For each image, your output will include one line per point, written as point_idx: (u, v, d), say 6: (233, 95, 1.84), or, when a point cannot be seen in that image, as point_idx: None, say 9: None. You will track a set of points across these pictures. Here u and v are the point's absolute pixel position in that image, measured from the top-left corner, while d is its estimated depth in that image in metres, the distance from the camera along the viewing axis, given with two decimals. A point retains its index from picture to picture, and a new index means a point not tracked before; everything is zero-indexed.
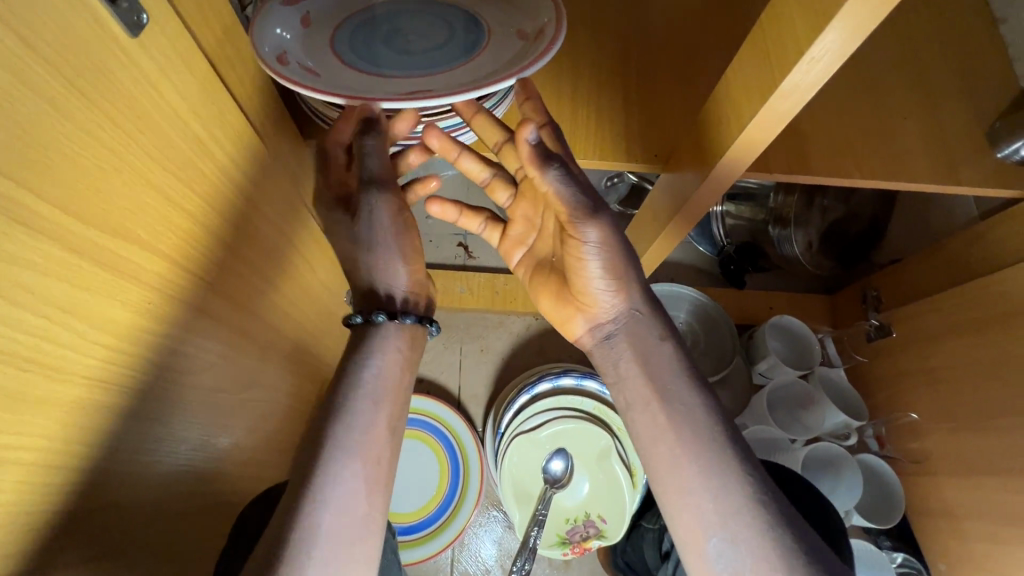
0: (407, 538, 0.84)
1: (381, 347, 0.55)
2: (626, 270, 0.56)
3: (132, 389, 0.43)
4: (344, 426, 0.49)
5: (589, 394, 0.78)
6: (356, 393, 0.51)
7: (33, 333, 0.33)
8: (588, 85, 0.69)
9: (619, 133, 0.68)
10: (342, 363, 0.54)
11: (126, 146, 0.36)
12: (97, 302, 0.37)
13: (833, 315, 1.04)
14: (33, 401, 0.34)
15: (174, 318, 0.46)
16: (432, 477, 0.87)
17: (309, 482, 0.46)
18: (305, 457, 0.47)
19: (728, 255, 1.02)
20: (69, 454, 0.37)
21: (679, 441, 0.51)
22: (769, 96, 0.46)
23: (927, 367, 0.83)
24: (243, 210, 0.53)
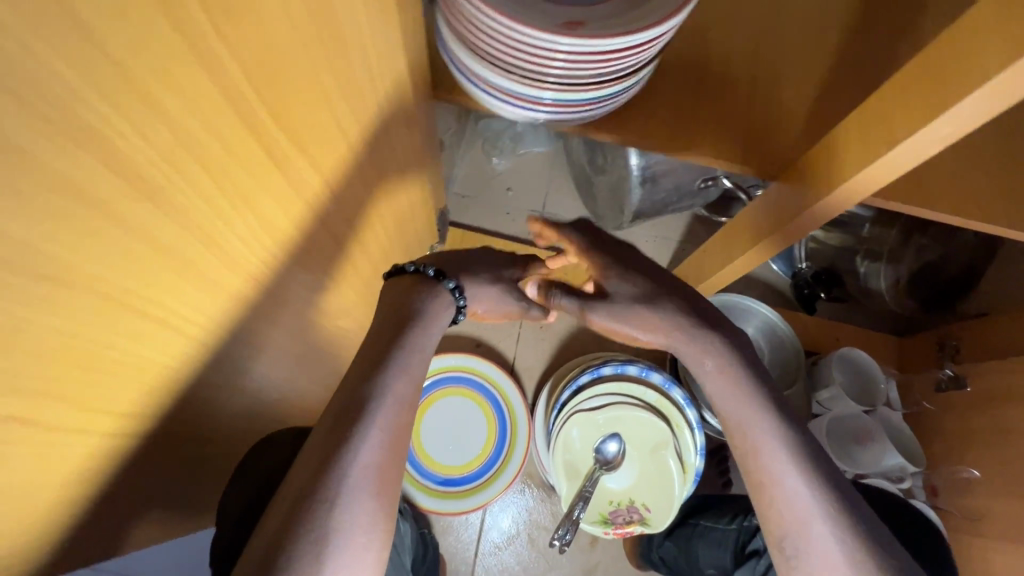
0: (449, 489, 0.87)
1: (439, 309, 0.59)
2: (648, 313, 0.61)
3: (264, 288, 0.45)
4: (392, 376, 0.52)
5: (652, 386, 0.79)
6: (405, 350, 0.54)
7: (221, 216, 0.35)
8: (714, 75, 0.67)
9: (738, 133, 0.67)
10: (391, 321, 0.56)
11: (320, 63, 0.38)
12: (265, 200, 0.39)
13: (899, 357, 1.03)
14: (204, 278, 0.36)
15: (308, 231, 0.48)
16: (477, 438, 0.89)
17: (352, 437, 0.48)
18: (350, 415, 0.49)
19: (805, 279, 1.01)
20: (209, 335, 0.41)
21: (751, 443, 0.55)
22: (928, 120, 0.41)
23: (1000, 429, 0.80)
24: (377, 142, 0.55)
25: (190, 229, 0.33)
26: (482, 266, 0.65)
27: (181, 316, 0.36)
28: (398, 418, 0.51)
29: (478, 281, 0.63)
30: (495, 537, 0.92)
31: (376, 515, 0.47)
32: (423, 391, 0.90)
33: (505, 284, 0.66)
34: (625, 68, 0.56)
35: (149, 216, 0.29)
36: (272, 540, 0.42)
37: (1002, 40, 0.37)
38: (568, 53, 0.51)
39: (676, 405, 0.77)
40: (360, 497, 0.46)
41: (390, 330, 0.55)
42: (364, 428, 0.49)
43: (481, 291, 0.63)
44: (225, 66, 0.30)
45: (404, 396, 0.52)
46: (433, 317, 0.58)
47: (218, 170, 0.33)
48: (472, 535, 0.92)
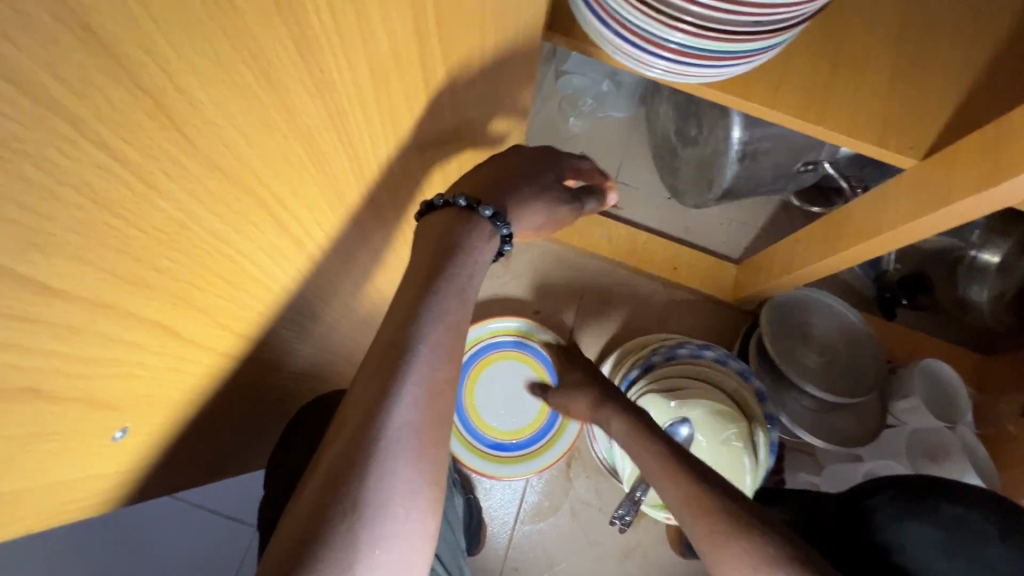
0: (500, 455, 0.86)
1: (479, 246, 0.41)
2: (611, 422, 0.68)
3: (375, 217, 0.41)
4: (430, 320, 0.38)
5: (730, 375, 0.75)
6: (447, 280, 0.39)
7: (366, 122, 0.30)
8: (856, 49, 0.61)
9: (877, 114, 0.60)
10: (429, 244, 0.41)
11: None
12: (403, 114, 0.34)
13: (979, 377, 0.96)
14: (334, 194, 0.32)
15: (426, 162, 0.43)
16: (532, 406, 0.87)
17: (384, 387, 0.36)
18: (383, 358, 0.37)
19: (888, 282, 0.96)
20: (320, 258, 0.36)
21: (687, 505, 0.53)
22: None
23: None
24: (503, 77, 0.50)
25: (335, 123, 0.28)
26: (525, 181, 0.45)
27: (302, 229, 0.31)
28: (439, 375, 0.37)
29: (522, 200, 0.44)
30: (531, 502, 0.90)
31: (418, 484, 0.35)
32: (479, 352, 0.87)
33: (552, 190, 0.47)
34: (792, 17, 0.48)
35: (305, 93, 0.24)
36: (284, 546, 0.31)
37: None
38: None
39: (755, 397, 0.74)
40: (397, 463, 0.34)
41: (425, 256, 0.40)
42: (394, 392, 0.36)
43: (530, 210, 0.45)
44: None
45: (444, 345, 0.38)
46: (478, 244, 0.41)
47: (376, 66, 0.28)
48: (511, 499, 0.90)
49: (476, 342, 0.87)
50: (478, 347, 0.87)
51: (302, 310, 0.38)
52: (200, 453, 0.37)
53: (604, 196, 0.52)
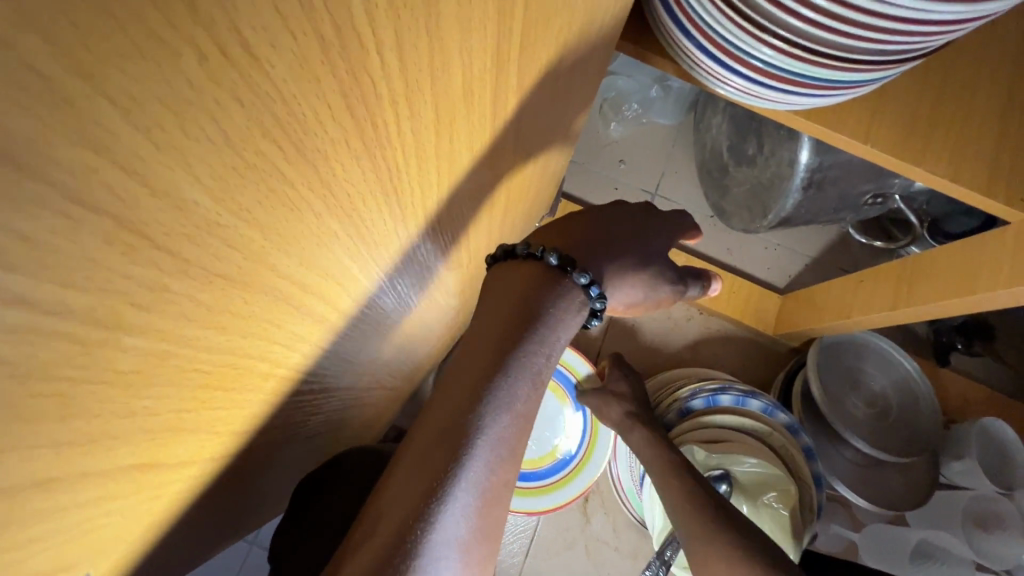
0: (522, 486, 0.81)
1: (562, 321, 0.35)
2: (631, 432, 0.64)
3: (414, 263, 0.34)
4: (493, 409, 0.31)
5: (776, 427, 0.70)
6: (523, 361, 0.33)
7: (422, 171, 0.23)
8: (968, 81, 0.53)
9: (986, 157, 0.52)
10: (506, 306, 0.34)
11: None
12: (465, 150, 0.27)
13: None
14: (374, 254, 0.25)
15: (477, 197, 0.36)
16: (555, 433, 0.82)
17: (436, 490, 0.29)
18: (435, 450, 0.30)
19: (947, 326, 0.88)
20: (347, 323, 0.28)
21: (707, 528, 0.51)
22: None
23: None
24: (570, 92, 0.42)
25: (377, 168, 0.20)
26: (630, 248, 0.41)
27: (330, 301, 0.24)
28: (497, 478, 0.31)
29: (622, 272, 0.40)
30: (543, 538, 0.84)
31: None
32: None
33: (656, 266, 0.42)
34: (925, 46, 0.40)
35: (339, 139, 0.17)
36: None
37: None
38: (874, 9, 0.36)
39: (801, 454, 0.69)
40: None
41: (500, 322, 0.34)
42: (442, 498, 0.29)
43: (627, 285, 0.41)
44: None
45: (507, 442, 0.31)
46: (563, 320, 0.35)
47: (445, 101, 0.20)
48: (521, 533, 0.84)
49: None
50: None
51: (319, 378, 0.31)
52: (189, 548, 0.30)
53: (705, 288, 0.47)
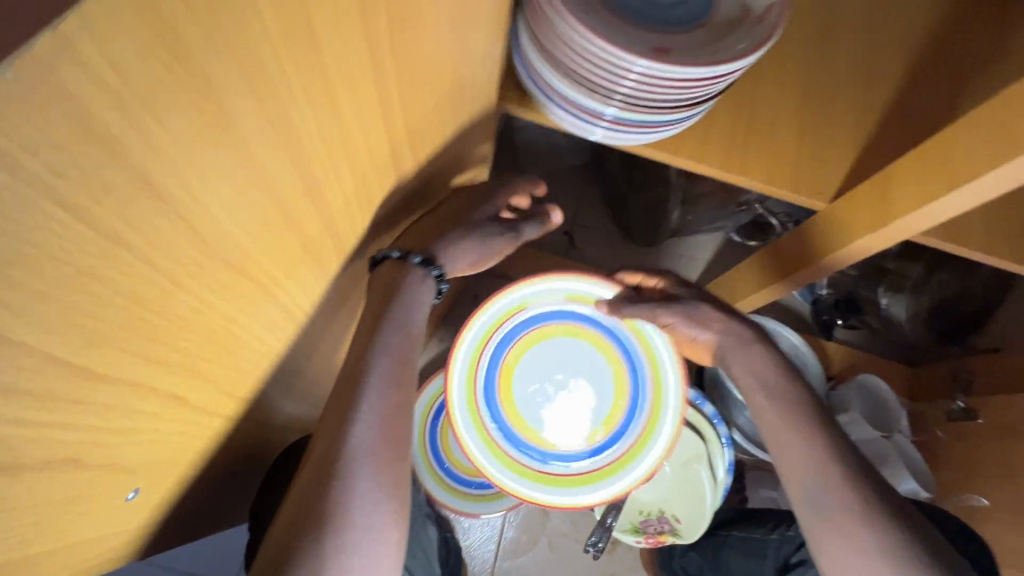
0: (588, 470, 0.65)
1: (422, 295, 0.51)
2: (753, 353, 0.63)
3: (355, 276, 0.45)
4: (375, 360, 0.48)
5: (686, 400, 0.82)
6: (388, 327, 0.49)
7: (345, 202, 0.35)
8: (769, 109, 0.71)
9: (790, 165, 0.69)
10: (373, 296, 0.51)
11: (450, 55, 0.38)
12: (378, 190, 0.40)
13: (911, 388, 1.05)
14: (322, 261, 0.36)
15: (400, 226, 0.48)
16: (592, 389, 0.66)
17: (343, 418, 0.46)
18: (343, 396, 0.47)
19: (823, 305, 1.06)
20: (308, 319, 0.41)
21: (834, 471, 0.54)
22: None
23: (1007, 458, 0.84)
24: (465, 143, 0.55)
25: (316, 208, 0.34)
26: (455, 224, 0.54)
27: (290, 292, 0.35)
28: (388, 402, 0.48)
29: (443, 248, 0.53)
30: (510, 537, 0.93)
31: (376, 490, 0.45)
32: (496, 353, 0.65)
33: (480, 228, 0.54)
34: (710, 93, 0.57)
35: (290, 192, 0.31)
36: (280, 538, 0.43)
37: None
38: (660, 74, 0.52)
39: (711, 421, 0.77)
40: (358, 475, 0.45)
41: (372, 307, 0.50)
42: (350, 420, 0.46)
43: (451, 257, 0.53)
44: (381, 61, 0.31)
45: (388, 378, 0.48)
46: (420, 292, 0.51)
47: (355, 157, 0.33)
48: (491, 536, 0.93)
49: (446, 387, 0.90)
50: (489, 353, 0.65)
51: (292, 364, 0.43)
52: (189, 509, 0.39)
53: (547, 222, 0.60)
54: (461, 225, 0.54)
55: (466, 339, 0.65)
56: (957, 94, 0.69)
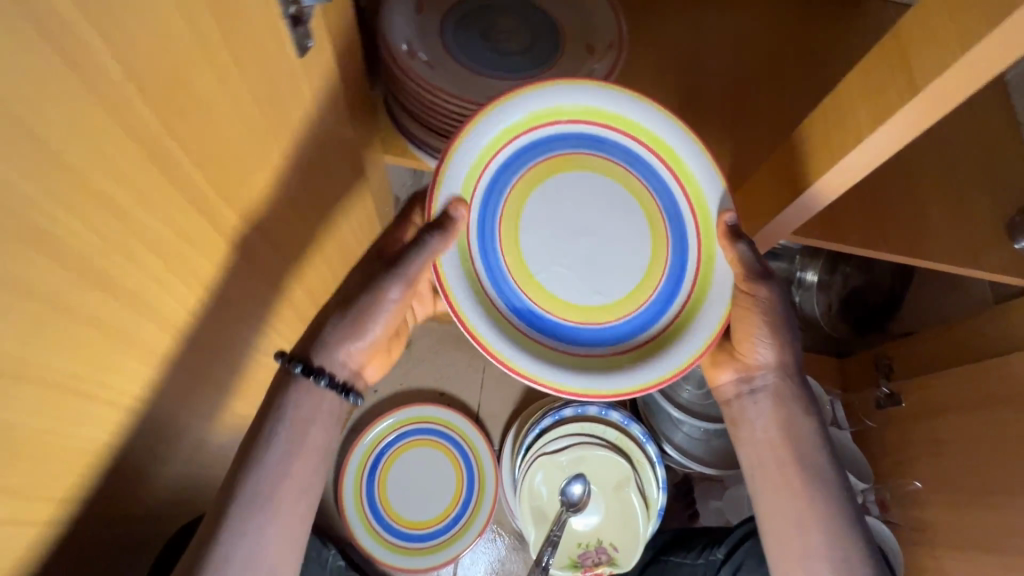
0: (569, 352, 0.49)
1: (320, 404, 0.55)
2: (780, 350, 0.57)
3: None
4: (260, 461, 0.52)
5: (612, 424, 0.83)
6: (274, 429, 0.53)
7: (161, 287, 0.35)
8: None
9: None
10: (268, 396, 0.55)
11: (253, 127, 0.38)
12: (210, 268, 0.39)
13: (843, 378, 1.08)
14: None
15: None
16: (606, 268, 0.52)
17: (226, 514, 0.50)
18: (229, 492, 0.51)
19: None
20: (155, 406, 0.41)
21: (807, 483, 0.55)
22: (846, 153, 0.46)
23: (932, 439, 0.86)
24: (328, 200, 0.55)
25: (131, 305, 0.34)
26: (347, 305, 0.55)
27: None
28: (290, 471, 0.53)
29: (331, 343, 0.55)
30: None
31: None
32: (489, 199, 0.50)
33: (369, 304, 0.54)
34: None
35: (92, 301, 0.31)
36: None
37: (880, 106, 0.42)
38: None
39: (635, 442, 0.82)
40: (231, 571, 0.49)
41: (265, 406, 0.54)
42: (231, 516, 0.50)
43: (341, 350, 0.55)
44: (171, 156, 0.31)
45: (273, 477, 0.52)
46: (307, 394, 0.55)
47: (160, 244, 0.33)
48: None
49: (379, 440, 0.89)
50: (484, 187, 0.50)
51: (129, 447, 0.43)
52: None
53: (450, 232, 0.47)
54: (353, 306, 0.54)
55: (460, 157, 0.48)
56: (809, 89, 0.72)
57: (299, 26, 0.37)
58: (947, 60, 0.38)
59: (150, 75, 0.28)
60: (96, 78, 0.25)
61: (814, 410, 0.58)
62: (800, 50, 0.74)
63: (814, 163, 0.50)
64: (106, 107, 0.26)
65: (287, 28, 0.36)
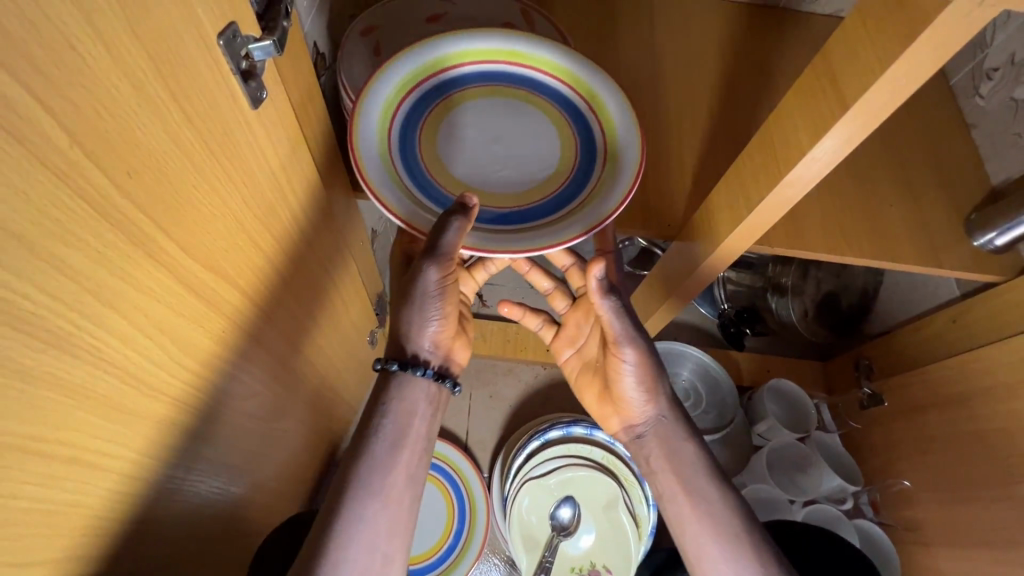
0: (497, 230, 0.52)
1: (420, 398, 0.56)
2: (658, 398, 0.62)
3: (196, 410, 0.44)
4: (367, 468, 0.51)
5: (598, 443, 0.85)
6: (380, 437, 0.53)
7: (136, 349, 0.35)
8: None
9: (637, 197, 0.68)
10: (368, 406, 0.54)
11: (219, 182, 0.39)
12: (184, 324, 0.39)
13: (826, 381, 1.09)
14: (126, 411, 0.36)
15: (233, 345, 0.47)
16: (524, 165, 0.56)
17: (334, 525, 0.48)
18: (332, 504, 0.50)
19: (727, 318, 1.08)
20: (155, 475, 0.41)
21: (699, 513, 0.57)
22: (796, 164, 0.48)
23: (917, 436, 0.87)
24: (299, 243, 0.56)
25: (115, 374, 0.34)
26: (406, 306, 0.55)
27: (99, 454, 0.34)
28: (398, 459, 0.53)
29: (412, 335, 0.56)
30: None
31: None
32: (409, 116, 0.55)
33: (423, 299, 0.55)
34: None
35: (74, 371, 0.31)
36: None
37: (823, 120, 0.44)
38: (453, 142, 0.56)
39: (623, 460, 0.83)
40: None
41: (366, 415, 0.54)
42: (342, 524, 0.48)
43: (424, 340, 0.57)
44: (133, 219, 0.32)
45: (380, 486, 0.51)
46: (410, 401, 0.55)
47: (129, 306, 0.34)
48: None
49: None
50: (403, 115, 0.54)
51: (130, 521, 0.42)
52: None
53: (470, 212, 0.48)
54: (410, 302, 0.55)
55: (377, 91, 0.53)
56: (761, 105, 0.74)
57: (250, 80, 0.39)
58: (870, 75, 0.40)
59: (100, 141, 0.28)
60: (42, 150, 0.26)
61: (701, 449, 0.61)
62: (747, 70, 0.77)
63: (765, 177, 0.52)
64: (57, 177, 0.27)
65: (237, 81, 0.38)
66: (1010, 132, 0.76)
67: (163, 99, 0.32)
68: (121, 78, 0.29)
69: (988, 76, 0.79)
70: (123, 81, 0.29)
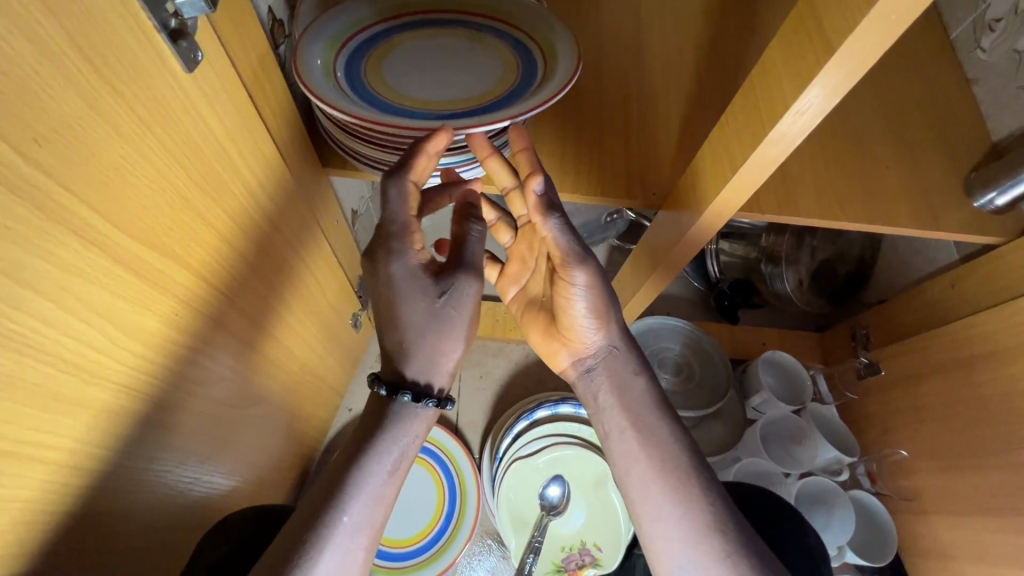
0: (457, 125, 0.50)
1: (416, 424, 0.52)
2: (607, 327, 0.59)
3: (147, 397, 0.42)
4: (358, 497, 0.48)
5: (586, 421, 0.84)
6: (377, 465, 0.50)
7: (68, 334, 0.33)
8: (584, 115, 0.67)
9: (619, 166, 0.65)
10: (367, 427, 0.51)
11: (152, 152, 0.36)
12: (128, 307, 0.37)
13: (822, 351, 1.07)
14: (63, 399, 0.34)
15: (191, 330, 0.45)
16: (465, 84, 0.54)
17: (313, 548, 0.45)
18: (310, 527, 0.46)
19: (721, 291, 1.06)
20: (107, 465, 0.39)
21: (651, 464, 0.54)
22: (781, 116, 0.44)
23: (915, 405, 0.85)
24: (259, 220, 0.53)
25: (43, 360, 0.32)
26: (441, 329, 0.53)
27: (33, 443, 0.32)
28: (389, 491, 0.50)
29: (440, 360, 0.54)
30: None
31: None
32: (350, 59, 0.53)
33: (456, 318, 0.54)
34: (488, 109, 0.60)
35: None
36: None
37: (807, 69, 0.41)
38: (394, 76, 0.54)
39: None
40: None
41: (364, 436, 0.51)
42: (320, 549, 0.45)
43: (439, 371, 0.54)
44: (49, 193, 0.29)
45: (366, 519, 0.48)
46: (408, 429, 0.52)
47: (54, 287, 0.31)
48: None
49: None
50: (344, 56, 0.53)
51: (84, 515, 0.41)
52: None
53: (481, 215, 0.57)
54: (441, 321, 0.53)
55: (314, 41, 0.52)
56: (746, 64, 0.70)
57: (180, 40, 0.36)
58: (857, 16, 0.36)
59: None
60: None
61: (651, 384, 0.59)
62: (734, 27, 0.73)
63: (748, 135, 0.49)
64: None
65: (164, 40, 0.35)
66: (1013, 86, 0.72)
67: (73, 58, 0.29)
68: (12, 31, 0.26)
69: (990, 27, 0.75)
70: (16, 35, 0.26)
